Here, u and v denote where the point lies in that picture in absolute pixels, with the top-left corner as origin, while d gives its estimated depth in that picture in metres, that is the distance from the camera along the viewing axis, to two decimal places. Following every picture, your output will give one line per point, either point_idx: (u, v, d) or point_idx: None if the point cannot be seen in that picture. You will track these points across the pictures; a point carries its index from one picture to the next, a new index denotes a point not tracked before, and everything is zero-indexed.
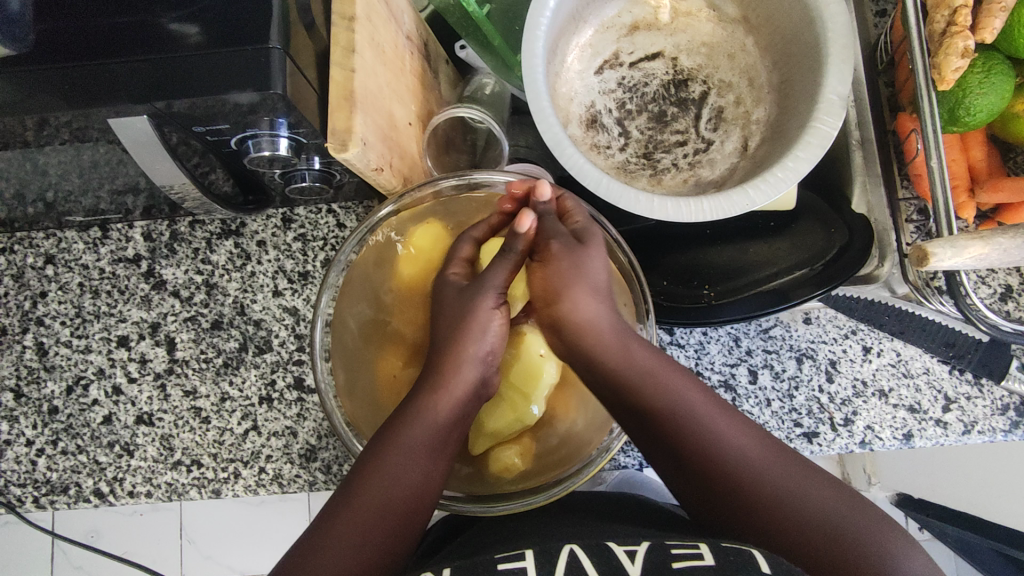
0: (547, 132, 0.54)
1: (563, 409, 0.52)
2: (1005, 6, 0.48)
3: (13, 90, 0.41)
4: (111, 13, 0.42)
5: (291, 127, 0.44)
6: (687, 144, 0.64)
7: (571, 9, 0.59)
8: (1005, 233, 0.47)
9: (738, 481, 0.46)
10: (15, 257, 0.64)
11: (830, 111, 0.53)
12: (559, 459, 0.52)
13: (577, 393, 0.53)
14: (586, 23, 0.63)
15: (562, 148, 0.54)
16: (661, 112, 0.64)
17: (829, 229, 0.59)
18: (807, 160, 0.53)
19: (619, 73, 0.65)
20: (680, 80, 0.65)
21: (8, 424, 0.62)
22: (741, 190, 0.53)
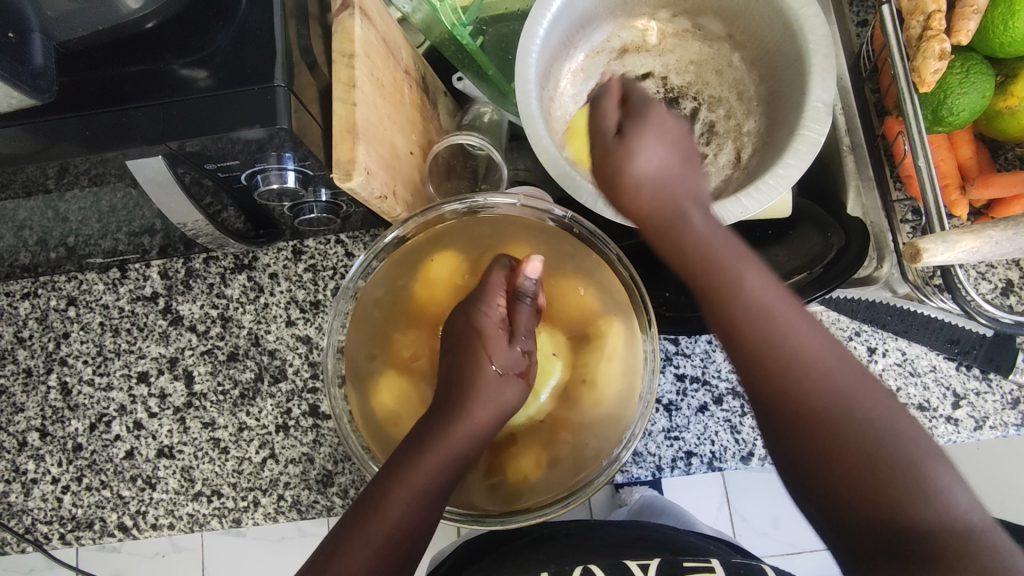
0: (541, 152, 0.56)
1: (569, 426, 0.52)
2: (976, 9, 0.50)
3: (35, 139, 0.44)
4: (124, 62, 0.44)
5: (297, 160, 0.47)
6: None
7: (562, 35, 0.62)
8: (997, 226, 0.48)
9: (786, 363, 0.38)
10: (38, 300, 0.67)
11: (817, 118, 0.54)
12: (569, 461, 0.52)
13: (590, 398, 0.51)
14: (575, 48, 0.66)
15: (555, 164, 0.56)
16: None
17: (827, 234, 0.60)
18: (797, 166, 0.54)
19: None
20: (671, 97, 0.67)
21: (34, 463, 0.64)
22: (735, 199, 0.54)
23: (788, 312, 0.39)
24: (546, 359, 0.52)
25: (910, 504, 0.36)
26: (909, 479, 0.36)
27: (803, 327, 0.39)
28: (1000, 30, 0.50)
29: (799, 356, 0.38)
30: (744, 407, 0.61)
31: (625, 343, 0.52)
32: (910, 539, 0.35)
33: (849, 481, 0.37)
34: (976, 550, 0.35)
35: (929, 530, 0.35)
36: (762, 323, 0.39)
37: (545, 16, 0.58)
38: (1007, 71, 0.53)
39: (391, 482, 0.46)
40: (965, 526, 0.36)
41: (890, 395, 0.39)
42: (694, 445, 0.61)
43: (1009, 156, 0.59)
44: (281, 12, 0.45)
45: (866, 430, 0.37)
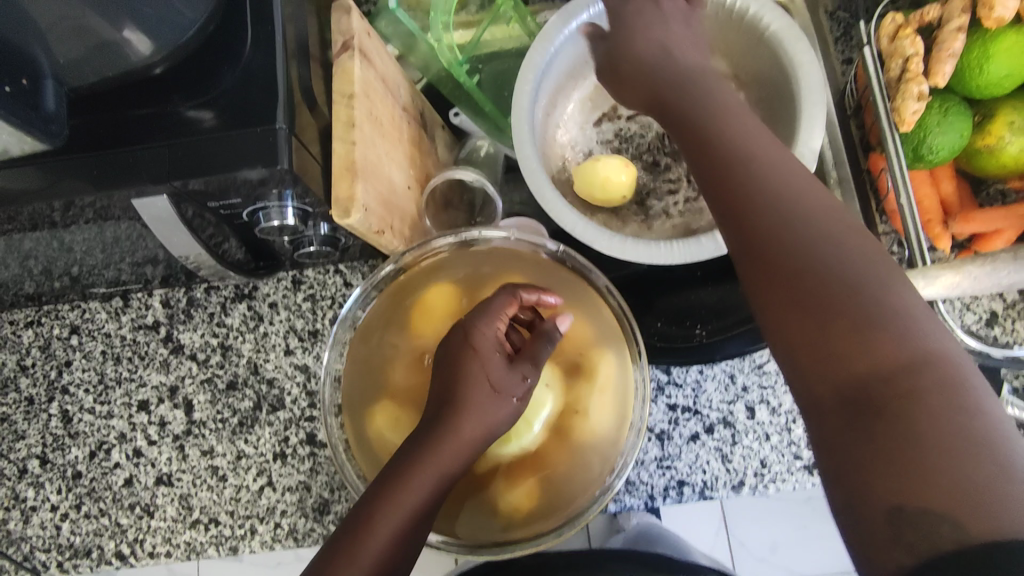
0: (532, 181, 0.58)
1: (560, 455, 0.52)
2: (953, 53, 0.51)
3: (44, 177, 0.45)
4: (133, 105, 0.46)
5: (297, 198, 0.48)
6: (677, 193, 0.67)
7: (565, 70, 0.63)
8: (976, 262, 0.49)
9: (752, 182, 0.40)
10: (42, 328, 0.68)
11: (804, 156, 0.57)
12: (558, 490, 0.52)
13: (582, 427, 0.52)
14: (584, 81, 0.67)
15: (545, 196, 0.57)
16: (653, 162, 0.68)
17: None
18: None
19: (616, 125, 0.69)
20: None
21: (34, 491, 0.65)
22: (711, 236, 0.56)
23: (777, 158, 0.41)
24: (540, 391, 0.51)
25: (860, 334, 0.33)
26: (862, 306, 0.34)
27: (784, 168, 0.40)
28: (975, 73, 0.52)
29: (774, 181, 0.39)
30: (735, 436, 0.62)
31: (616, 375, 0.53)
32: (871, 379, 0.32)
33: (806, 336, 0.35)
34: (931, 379, 0.31)
35: (884, 380, 0.32)
36: (741, 157, 0.41)
37: (541, 57, 0.59)
38: (985, 110, 0.55)
39: (375, 499, 0.44)
40: (925, 350, 0.32)
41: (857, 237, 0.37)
42: (685, 474, 0.62)
43: (991, 191, 0.61)
44: (285, 56, 0.47)
45: (831, 262, 0.36)
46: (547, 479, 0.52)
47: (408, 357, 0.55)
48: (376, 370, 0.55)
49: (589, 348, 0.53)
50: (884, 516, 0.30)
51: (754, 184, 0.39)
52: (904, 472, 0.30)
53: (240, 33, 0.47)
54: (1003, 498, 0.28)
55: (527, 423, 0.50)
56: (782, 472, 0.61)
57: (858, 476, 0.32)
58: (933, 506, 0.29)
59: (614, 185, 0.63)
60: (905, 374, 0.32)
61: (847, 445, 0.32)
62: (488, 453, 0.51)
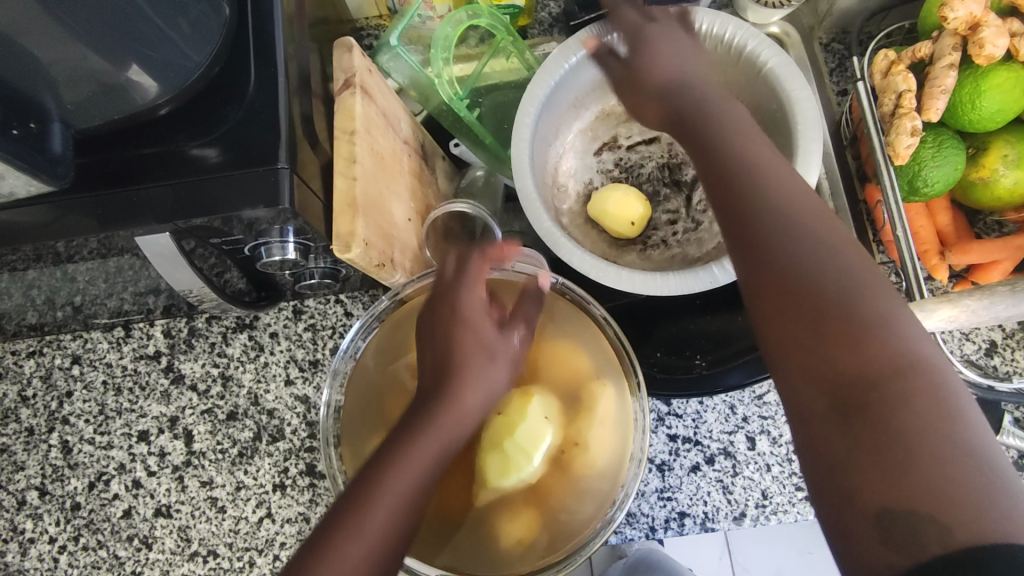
0: (528, 209, 0.58)
1: (559, 489, 0.51)
2: (945, 89, 0.52)
3: (51, 214, 0.46)
4: (138, 144, 0.47)
5: (299, 233, 0.48)
6: (677, 223, 0.68)
7: (564, 102, 0.64)
8: (972, 295, 0.49)
9: (759, 199, 0.40)
10: (43, 358, 0.68)
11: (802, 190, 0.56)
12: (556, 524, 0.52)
13: (582, 459, 0.51)
14: (580, 110, 0.68)
15: (543, 224, 0.58)
16: (653, 193, 0.69)
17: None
18: None
19: (616, 155, 0.70)
20: (674, 163, 0.69)
21: (32, 522, 0.65)
22: (707, 268, 0.56)
23: (772, 171, 0.42)
24: (540, 424, 0.49)
25: (863, 353, 0.35)
26: (853, 315, 0.36)
27: (791, 186, 0.41)
28: (967, 108, 0.53)
29: (774, 193, 0.40)
30: (736, 467, 0.62)
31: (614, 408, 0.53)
32: (857, 380, 0.35)
33: (798, 342, 0.37)
34: (914, 385, 0.33)
35: (870, 384, 0.34)
36: (737, 171, 0.42)
37: (541, 90, 0.60)
38: (978, 143, 0.56)
39: (375, 473, 0.41)
40: (906, 351, 0.34)
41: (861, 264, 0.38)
42: (686, 505, 0.61)
43: (987, 221, 0.61)
44: (287, 94, 0.48)
45: (821, 268, 0.37)
46: (548, 509, 0.52)
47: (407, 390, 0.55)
48: (375, 403, 0.55)
49: (587, 380, 0.53)
50: (874, 522, 0.32)
51: (763, 201, 0.40)
52: (888, 474, 0.32)
53: (244, 73, 0.48)
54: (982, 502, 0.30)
55: (527, 455, 0.49)
56: (783, 503, 0.61)
57: (845, 475, 0.34)
58: (918, 508, 0.31)
59: (615, 212, 0.64)
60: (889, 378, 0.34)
61: (835, 445, 0.34)
62: (487, 486, 0.49)
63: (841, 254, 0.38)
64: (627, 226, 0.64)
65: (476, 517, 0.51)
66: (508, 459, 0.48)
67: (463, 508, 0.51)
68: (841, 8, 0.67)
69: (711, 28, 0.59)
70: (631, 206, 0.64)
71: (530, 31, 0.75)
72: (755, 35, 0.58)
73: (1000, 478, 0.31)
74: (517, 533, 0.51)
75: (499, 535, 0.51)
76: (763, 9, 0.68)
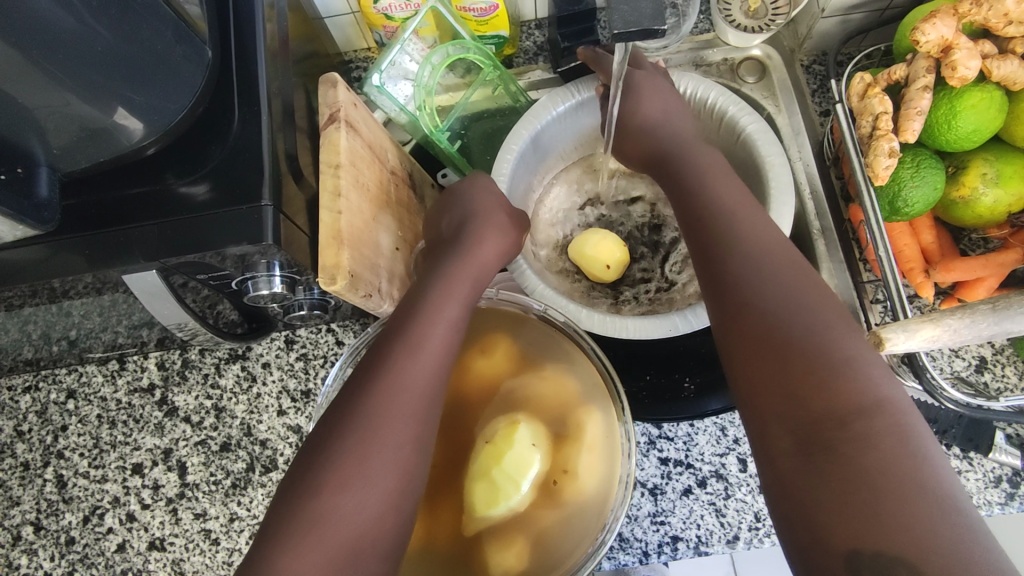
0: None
1: (547, 516, 0.50)
2: (920, 110, 0.53)
3: (43, 254, 0.47)
4: (127, 184, 0.48)
5: (285, 266, 0.49)
6: (653, 275, 0.69)
7: (549, 147, 0.66)
8: (954, 313, 0.49)
9: (731, 245, 0.45)
10: (39, 393, 0.69)
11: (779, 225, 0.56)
12: (546, 551, 0.51)
13: (572, 486, 0.50)
14: (563, 161, 0.71)
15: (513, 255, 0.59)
16: (632, 251, 0.70)
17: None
18: None
19: (599, 211, 0.72)
20: (655, 224, 0.71)
21: (27, 558, 0.65)
22: (667, 316, 0.56)
23: (739, 217, 0.46)
24: (527, 451, 0.49)
25: (832, 391, 0.36)
26: (822, 353, 0.38)
27: (760, 233, 0.45)
28: (943, 128, 0.53)
29: (745, 239, 0.44)
30: (728, 490, 0.62)
31: (602, 433, 0.52)
32: (827, 420, 0.36)
33: (770, 382, 0.38)
34: (882, 427, 0.35)
35: (840, 425, 0.35)
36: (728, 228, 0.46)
37: (526, 132, 0.62)
38: (956, 163, 0.56)
39: (345, 419, 0.42)
40: (873, 394, 0.36)
41: (836, 315, 0.40)
42: (679, 529, 0.61)
43: (972, 238, 0.62)
44: (271, 130, 0.49)
45: (793, 309, 0.40)
46: (531, 535, 0.50)
47: None
48: None
49: (575, 405, 0.53)
50: (843, 561, 0.32)
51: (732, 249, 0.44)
52: (860, 513, 0.33)
53: (229, 112, 0.49)
54: (947, 543, 0.31)
55: (515, 483, 0.48)
56: None
57: (814, 514, 0.34)
58: (885, 549, 0.31)
59: (591, 254, 0.65)
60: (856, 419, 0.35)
61: (805, 484, 0.35)
62: (476, 515, 0.49)
63: (812, 298, 0.41)
64: (602, 269, 0.65)
65: (466, 545, 0.50)
66: (496, 488, 0.48)
67: (452, 537, 0.50)
68: (820, 30, 0.68)
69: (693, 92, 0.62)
70: (609, 249, 0.64)
71: (515, 60, 0.76)
72: (733, 97, 0.61)
73: (961, 518, 0.32)
74: (506, 560, 0.49)
75: (486, 565, 0.49)
76: (744, 33, 0.69)
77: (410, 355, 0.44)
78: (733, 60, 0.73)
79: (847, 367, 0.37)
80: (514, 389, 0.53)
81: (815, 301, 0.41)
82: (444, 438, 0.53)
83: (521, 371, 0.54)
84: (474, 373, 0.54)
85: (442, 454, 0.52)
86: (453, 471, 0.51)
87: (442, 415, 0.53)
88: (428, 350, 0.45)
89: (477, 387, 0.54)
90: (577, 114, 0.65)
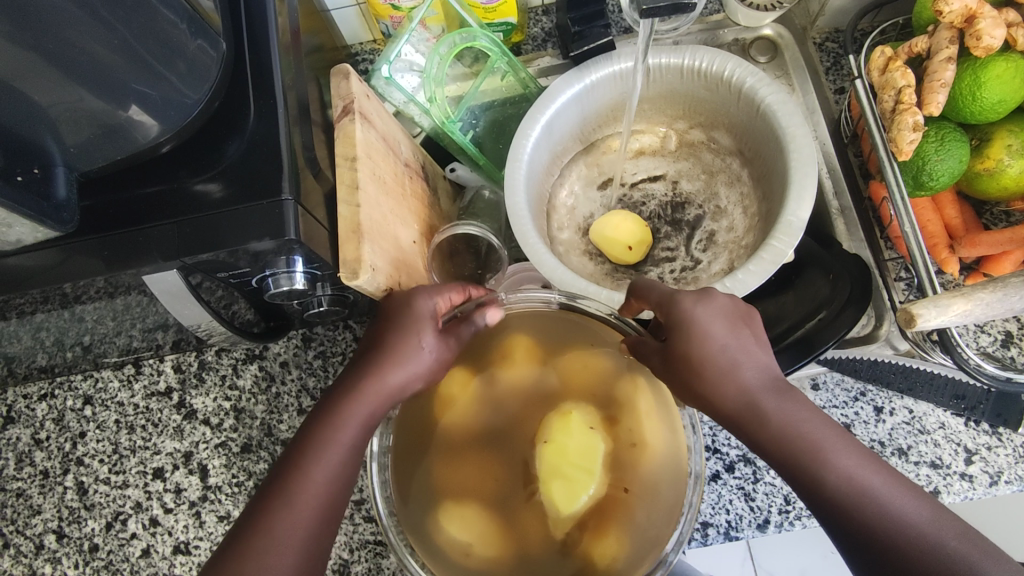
0: (517, 227, 0.59)
1: (635, 496, 0.48)
2: (944, 82, 0.52)
3: (58, 258, 0.46)
4: (143, 183, 0.47)
5: (305, 262, 0.48)
6: (676, 261, 0.68)
7: (564, 135, 0.66)
8: (986, 288, 0.48)
9: (711, 353, 0.44)
10: (55, 400, 0.68)
11: (802, 197, 0.55)
12: (642, 529, 0.49)
13: (648, 455, 0.49)
14: (579, 142, 0.69)
15: (528, 239, 0.58)
16: (654, 230, 0.70)
17: (830, 275, 0.58)
18: (786, 245, 0.54)
19: (620, 192, 0.71)
20: (678, 203, 0.70)
21: (50, 567, 0.64)
22: None
23: (706, 312, 0.45)
24: (588, 436, 0.48)
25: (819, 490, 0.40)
26: (805, 455, 0.40)
27: (755, 362, 0.44)
28: (968, 100, 0.52)
29: (700, 332, 0.44)
30: (756, 474, 0.61)
31: (655, 401, 0.51)
32: (863, 548, 0.38)
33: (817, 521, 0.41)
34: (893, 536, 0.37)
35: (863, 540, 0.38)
36: (742, 426, 0.43)
37: (538, 121, 0.61)
38: (980, 135, 0.55)
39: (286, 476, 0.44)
40: (860, 486, 0.39)
41: (819, 417, 0.41)
42: (709, 515, 0.61)
43: (995, 212, 0.61)
44: (287, 123, 0.48)
45: (788, 437, 0.41)
46: (623, 522, 0.48)
47: (450, 447, 0.51)
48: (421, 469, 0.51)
49: (616, 376, 0.52)
50: None
51: (741, 427, 0.43)
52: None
53: (243, 106, 0.48)
54: None
55: (589, 471, 0.47)
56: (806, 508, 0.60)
57: None
58: None
59: (611, 236, 0.65)
60: (846, 500, 0.39)
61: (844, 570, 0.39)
62: (561, 516, 0.47)
63: (784, 397, 0.42)
64: (623, 251, 0.65)
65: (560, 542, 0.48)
66: (572, 482, 0.47)
67: (544, 542, 0.48)
68: (833, 7, 0.67)
69: (710, 66, 0.61)
70: (630, 230, 0.65)
71: (524, 47, 0.75)
72: (750, 68, 0.60)
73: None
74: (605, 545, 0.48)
75: (587, 557, 0.48)
76: (755, 12, 0.68)
77: (352, 410, 0.47)
78: (744, 40, 0.72)
79: (826, 464, 0.40)
80: (561, 387, 0.51)
81: (787, 398, 0.42)
82: (500, 450, 0.50)
83: (552, 357, 0.53)
84: (509, 382, 0.52)
85: (502, 466, 0.50)
86: (521, 476, 0.49)
87: (495, 425, 0.51)
88: (374, 402, 0.47)
89: (519, 392, 0.51)
90: (589, 98, 0.64)
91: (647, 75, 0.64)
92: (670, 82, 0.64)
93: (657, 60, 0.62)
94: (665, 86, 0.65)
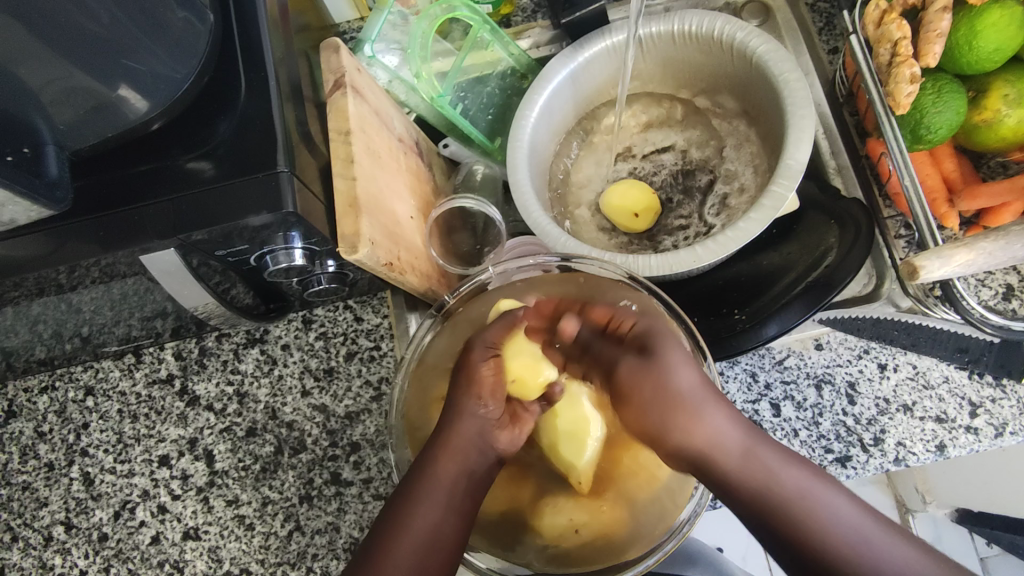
0: (520, 203, 0.60)
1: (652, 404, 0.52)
2: (940, 33, 0.52)
3: (51, 244, 0.46)
4: (135, 162, 0.46)
5: (303, 238, 0.48)
6: (689, 228, 0.68)
7: (563, 113, 0.67)
8: (988, 238, 0.48)
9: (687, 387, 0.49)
10: (56, 393, 0.68)
11: (799, 140, 0.55)
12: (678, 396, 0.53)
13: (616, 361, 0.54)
14: (577, 117, 0.70)
15: (530, 212, 0.59)
16: (667, 199, 0.69)
17: (832, 221, 0.60)
18: (784, 190, 0.54)
19: (631, 164, 0.71)
20: (688, 170, 0.70)
21: (61, 558, 0.64)
22: (689, 247, 0.56)
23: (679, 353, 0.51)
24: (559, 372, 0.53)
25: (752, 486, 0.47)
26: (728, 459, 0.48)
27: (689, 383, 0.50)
28: (964, 50, 0.52)
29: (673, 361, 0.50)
30: None
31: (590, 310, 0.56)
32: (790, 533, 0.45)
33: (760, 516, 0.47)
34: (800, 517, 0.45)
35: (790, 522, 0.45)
36: (759, 475, 0.47)
37: (536, 101, 0.63)
38: (977, 86, 0.55)
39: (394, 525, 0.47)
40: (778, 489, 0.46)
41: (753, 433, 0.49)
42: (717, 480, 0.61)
43: (992, 165, 0.61)
44: (279, 100, 0.47)
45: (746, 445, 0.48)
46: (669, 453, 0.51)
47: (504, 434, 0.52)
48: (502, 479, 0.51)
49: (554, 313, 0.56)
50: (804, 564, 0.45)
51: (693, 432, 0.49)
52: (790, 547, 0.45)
53: (233, 83, 0.47)
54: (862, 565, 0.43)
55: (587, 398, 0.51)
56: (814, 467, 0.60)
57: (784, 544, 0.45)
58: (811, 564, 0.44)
59: (618, 204, 0.65)
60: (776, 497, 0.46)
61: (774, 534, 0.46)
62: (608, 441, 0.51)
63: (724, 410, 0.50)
64: (630, 218, 0.66)
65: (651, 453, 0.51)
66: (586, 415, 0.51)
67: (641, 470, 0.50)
68: None
69: (698, 28, 0.61)
70: (636, 198, 0.65)
71: (513, 19, 0.74)
72: (739, 23, 0.60)
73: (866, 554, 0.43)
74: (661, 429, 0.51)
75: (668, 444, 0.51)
76: None
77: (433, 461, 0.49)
78: (734, 5, 0.71)
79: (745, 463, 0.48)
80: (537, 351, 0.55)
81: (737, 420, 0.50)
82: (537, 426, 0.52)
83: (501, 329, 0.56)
84: None
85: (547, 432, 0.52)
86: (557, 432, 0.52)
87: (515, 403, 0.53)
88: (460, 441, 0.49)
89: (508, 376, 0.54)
90: (585, 76, 0.65)
91: (640, 46, 0.64)
92: (664, 49, 0.65)
93: (648, 30, 0.62)
94: (660, 54, 0.65)
